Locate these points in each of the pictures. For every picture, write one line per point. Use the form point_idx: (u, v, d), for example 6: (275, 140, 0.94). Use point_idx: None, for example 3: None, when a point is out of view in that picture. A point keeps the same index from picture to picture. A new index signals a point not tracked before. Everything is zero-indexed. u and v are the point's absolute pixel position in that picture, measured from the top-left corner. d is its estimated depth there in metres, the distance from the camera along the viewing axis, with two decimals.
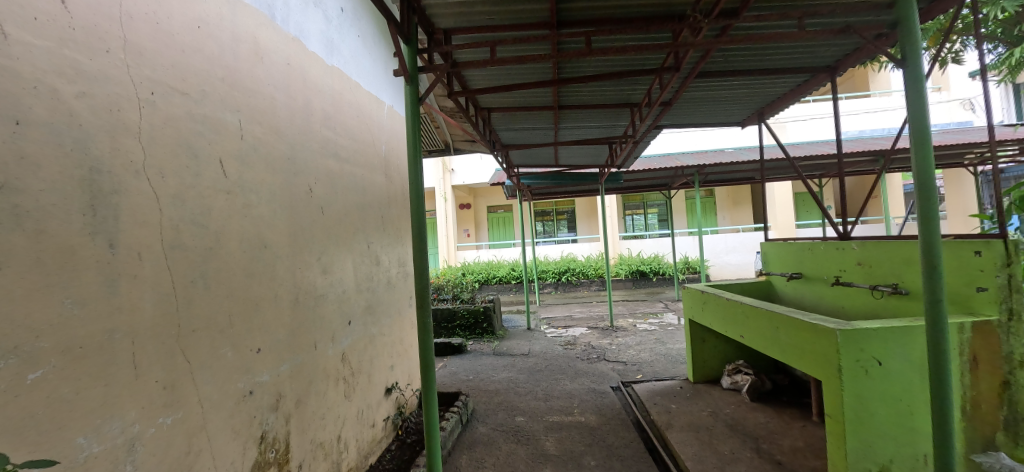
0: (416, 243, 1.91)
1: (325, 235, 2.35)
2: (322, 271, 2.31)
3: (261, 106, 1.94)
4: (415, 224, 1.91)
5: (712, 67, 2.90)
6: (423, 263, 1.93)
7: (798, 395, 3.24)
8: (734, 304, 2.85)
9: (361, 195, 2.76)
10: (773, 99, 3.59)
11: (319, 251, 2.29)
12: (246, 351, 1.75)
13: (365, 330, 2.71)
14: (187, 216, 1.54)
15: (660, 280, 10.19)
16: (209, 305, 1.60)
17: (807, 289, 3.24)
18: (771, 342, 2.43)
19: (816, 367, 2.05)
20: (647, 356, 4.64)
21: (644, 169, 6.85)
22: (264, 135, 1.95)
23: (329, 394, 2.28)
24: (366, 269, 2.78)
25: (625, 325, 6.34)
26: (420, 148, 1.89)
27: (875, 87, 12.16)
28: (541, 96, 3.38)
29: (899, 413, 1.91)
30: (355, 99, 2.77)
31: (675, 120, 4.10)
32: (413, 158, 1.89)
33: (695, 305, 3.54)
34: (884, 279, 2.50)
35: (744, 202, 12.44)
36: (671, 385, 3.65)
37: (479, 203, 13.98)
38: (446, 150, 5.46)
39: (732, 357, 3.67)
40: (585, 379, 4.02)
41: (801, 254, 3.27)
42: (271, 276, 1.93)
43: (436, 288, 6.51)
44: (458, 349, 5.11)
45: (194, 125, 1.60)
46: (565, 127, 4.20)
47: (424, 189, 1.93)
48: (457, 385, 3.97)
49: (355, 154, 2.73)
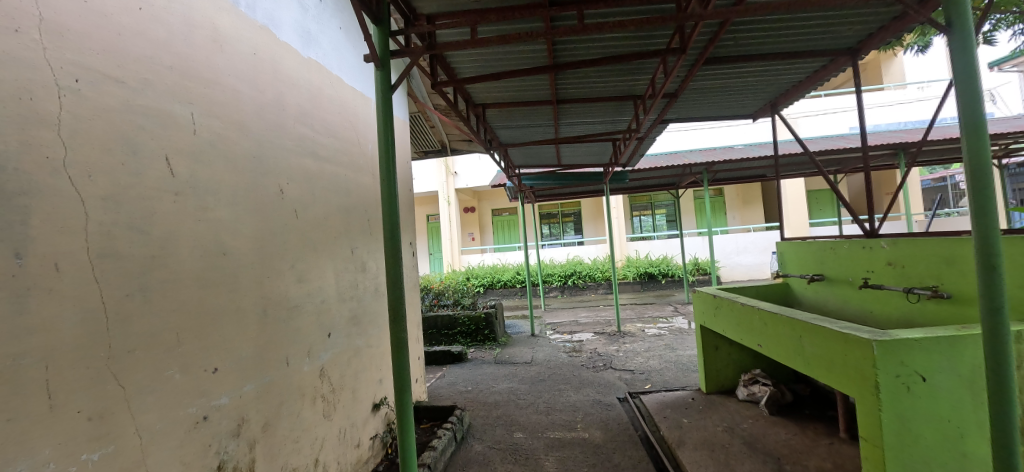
0: (388, 248, 1.70)
1: (300, 241, 2.14)
2: (298, 281, 2.11)
3: (222, 98, 1.74)
4: (387, 227, 1.69)
5: (720, 51, 2.69)
6: (396, 271, 1.71)
7: (822, 408, 2.98)
8: (751, 311, 2.62)
9: (344, 199, 2.56)
10: (787, 88, 3.37)
11: (293, 258, 2.08)
12: (201, 372, 1.56)
13: (348, 343, 2.50)
14: (122, 221, 1.34)
15: (670, 282, 9.93)
16: (151, 322, 1.40)
17: (829, 292, 2.99)
18: (794, 353, 2.19)
19: (848, 383, 1.81)
20: (657, 364, 4.39)
21: (651, 168, 6.60)
22: (224, 130, 1.74)
23: (305, 415, 2.08)
24: (351, 276, 2.58)
25: (633, 330, 6.09)
26: (392, 140, 1.69)
27: (889, 80, 11.84)
28: (539, 89, 3.18)
29: (947, 435, 1.67)
30: (337, 96, 2.58)
31: (681, 113, 3.88)
32: (384, 151, 1.68)
33: (708, 310, 3.29)
34: (921, 281, 2.26)
35: (755, 201, 12.12)
36: (682, 396, 3.41)
37: (483, 206, 13.79)
38: (444, 151, 5.26)
39: (748, 366, 3.41)
40: (589, 390, 3.79)
41: (823, 253, 3.01)
42: (234, 287, 1.72)
43: (436, 293, 6.30)
44: (458, 357, 4.91)
45: (133, 118, 1.40)
46: (565, 124, 4.00)
47: (397, 188, 1.71)
48: (454, 397, 3.75)
49: (337, 153, 2.53)
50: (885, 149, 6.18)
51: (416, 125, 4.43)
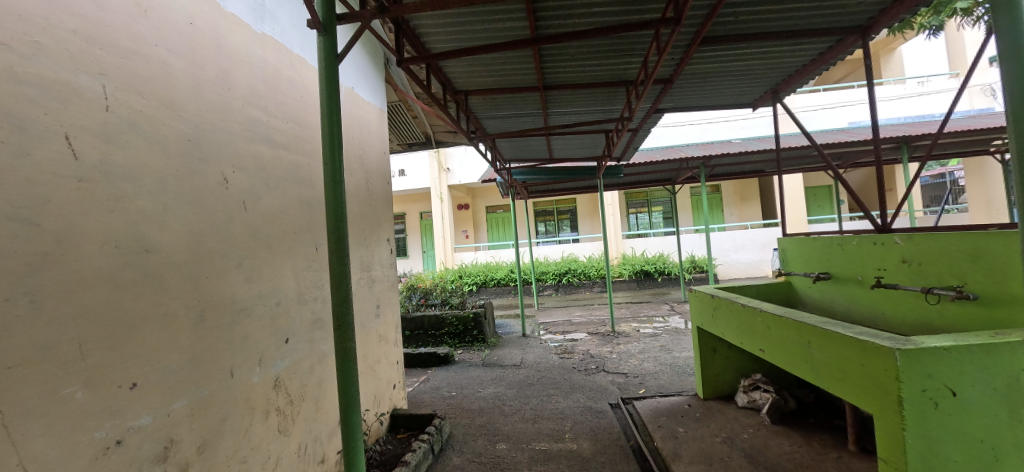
0: (333, 245, 1.54)
1: (249, 236, 1.91)
2: (246, 280, 1.88)
3: (145, 70, 1.50)
4: (332, 217, 1.54)
5: (718, 29, 2.47)
6: (342, 270, 1.54)
7: (828, 417, 2.78)
8: (751, 312, 2.41)
9: (306, 191, 2.34)
10: (790, 73, 3.15)
11: (240, 255, 1.86)
12: (115, 389, 1.32)
13: (311, 348, 2.28)
14: (3, 210, 1.11)
15: (666, 280, 9.73)
16: (39, 332, 1.16)
17: (834, 291, 2.79)
18: (799, 360, 1.99)
19: (866, 396, 1.61)
20: (651, 366, 4.18)
21: (647, 163, 6.37)
22: (148, 107, 1.49)
23: (255, 432, 1.84)
24: (314, 276, 2.35)
25: (627, 330, 5.88)
26: (336, 118, 1.55)
27: (888, 75, 11.67)
28: (524, 73, 2.96)
29: (980, 457, 1.46)
30: (298, 78, 2.35)
31: (676, 102, 3.67)
32: (327, 135, 1.54)
33: (705, 311, 3.07)
34: (941, 280, 2.06)
35: (752, 198, 11.93)
36: (677, 403, 3.21)
37: (477, 203, 13.55)
38: (429, 144, 5.04)
39: (747, 369, 3.20)
40: (579, 395, 3.57)
41: (830, 250, 2.79)
42: (161, 289, 1.49)
43: (424, 293, 6.07)
44: (444, 359, 4.69)
45: (19, 88, 1.15)
46: (555, 114, 3.79)
47: (342, 172, 1.55)
48: (437, 402, 3.53)
49: (297, 140, 2.30)
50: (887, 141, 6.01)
51: (397, 114, 4.20)
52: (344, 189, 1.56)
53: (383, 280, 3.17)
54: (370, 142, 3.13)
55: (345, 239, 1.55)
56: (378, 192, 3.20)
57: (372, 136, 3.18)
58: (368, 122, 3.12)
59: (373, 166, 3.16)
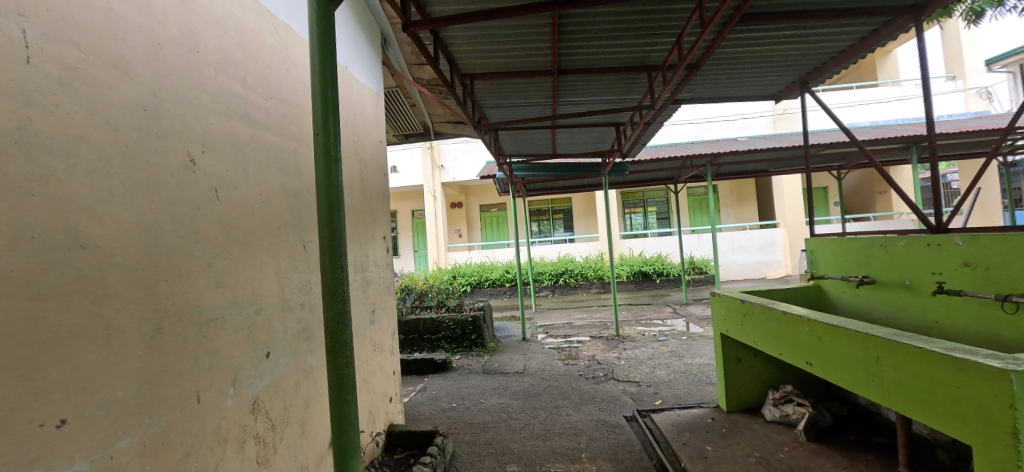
0: (324, 245, 1.24)
1: (219, 231, 1.61)
2: (216, 284, 1.58)
3: (83, 20, 1.19)
4: (324, 208, 1.24)
5: (761, 4, 2.22)
6: (337, 276, 1.24)
7: (868, 432, 2.54)
8: (796, 321, 2.15)
9: (292, 179, 2.03)
10: (825, 60, 2.91)
11: (209, 254, 1.56)
12: (34, 429, 1.03)
13: (297, 362, 1.98)
14: None
15: (665, 281, 9.53)
16: None
17: (875, 297, 2.56)
18: (865, 377, 1.73)
19: (963, 424, 1.36)
20: (663, 374, 3.92)
21: (651, 159, 6.13)
22: (86, 66, 1.19)
23: (226, 467, 1.54)
24: (301, 277, 2.05)
25: (631, 334, 5.62)
26: (331, 88, 1.27)
27: (885, 76, 11.57)
28: (539, 54, 2.70)
29: None
30: (283, 49, 2.05)
31: (697, 93, 3.43)
32: (318, 103, 1.25)
33: (732, 317, 2.82)
34: (1013, 286, 1.83)
35: (749, 199, 11.79)
36: (699, 416, 2.95)
37: (470, 202, 13.23)
38: (427, 135, 4.74)
39: (774, 381, 2.95)
40: (591, 407, 3.29)
41: (869, 253, 2.56)
42: (102, 296, 1.19)
43: (419, 294, 5.75)
44: (441, 366, 4.39)
45: None
46: (565, 103, 3.52)
47: (338, 148, 1.27)
48: (436, 416, 3.23)
49: (282, 121, 2.00)
50: (897, 139, 5.90)
51: (394, 102, 3.90)
52: (340, 174, 1.28)
53: (379, 282, 2.86)
54: (365, 128, 2.83)
55: (340, 236, 1.25)
56: (374, 184, 2.90)
57: (368, 121, 2.88)
58: (362, 106, 2.82)
59: (368, 155, 2.86)
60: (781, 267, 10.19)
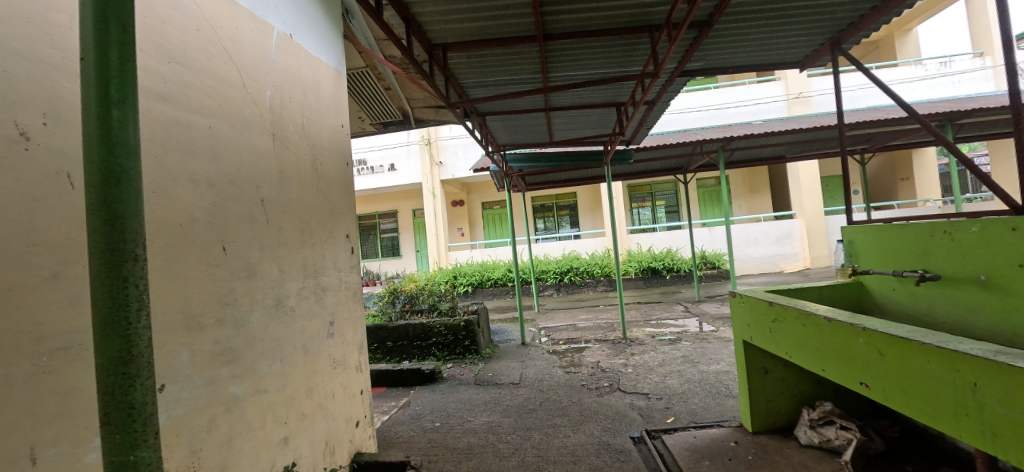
0: (95, 251, 0.71)
1: (76, 232, 1.20)
2: (74, 303, 1.18)
3: None
4: (93, 179, 0.71)
5: None
6: (117, 300, 0.72)
7: (933, 463, 2.07)
8: (846, 330, 1.69)
9: (204, 166, 1.62)
10: (865, 12, 2.44)
11: (56, 260, 1.15)
12: None
13: (214, 394, 1.58)
14: None
15: (676, 277, 9.03)
16: None
17: (942, 295, 2.09)
18: (955, 410, 1.29)
19: None
20: (676, 384, 3.47)
21: (659, 146, 5.61)
22: None
23: None
24: (219, 289, 1.64)
25: (639, 336, 5.17)
26: None
27: (905, 56, 10.89)
28: (519, 14, 2.28)
29: None
30: (191, 4, 1.63)
31: (709, 61, 2.97)
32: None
33: (758, 323, 2.35)
34: None
35: (762, 189, 11.23)
36: (720, 438, 2.50)
37: (472, 200, 12.82)
38: (408, 123, 4.34)
39: (808, 396, 2.50)
40: (593, 426, 2.86)
41: (928, 242, 2.10)
42: None
43: (408, 297, 5.21)
44: (429, 377, 3.99)
45: None
46: (557, 79, 3.09)
47: (128, 68, 0.74)
48: (415, 439, 2.83)
49: (189, 93, 1.59)
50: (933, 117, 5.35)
51: (364, 84, 3.48)
52: (138, 128, 0.75)
53: (341, 289, 2.44)
54: (320, 109, 2.41)
55: (131, 231, 0.73)
56: (334, 174, 2.48)
57: (325, 102, 2.46)
58: (317, 84, 2.40)
59: (326, 141, 2.44)
60: (799, 260, 9.63)
